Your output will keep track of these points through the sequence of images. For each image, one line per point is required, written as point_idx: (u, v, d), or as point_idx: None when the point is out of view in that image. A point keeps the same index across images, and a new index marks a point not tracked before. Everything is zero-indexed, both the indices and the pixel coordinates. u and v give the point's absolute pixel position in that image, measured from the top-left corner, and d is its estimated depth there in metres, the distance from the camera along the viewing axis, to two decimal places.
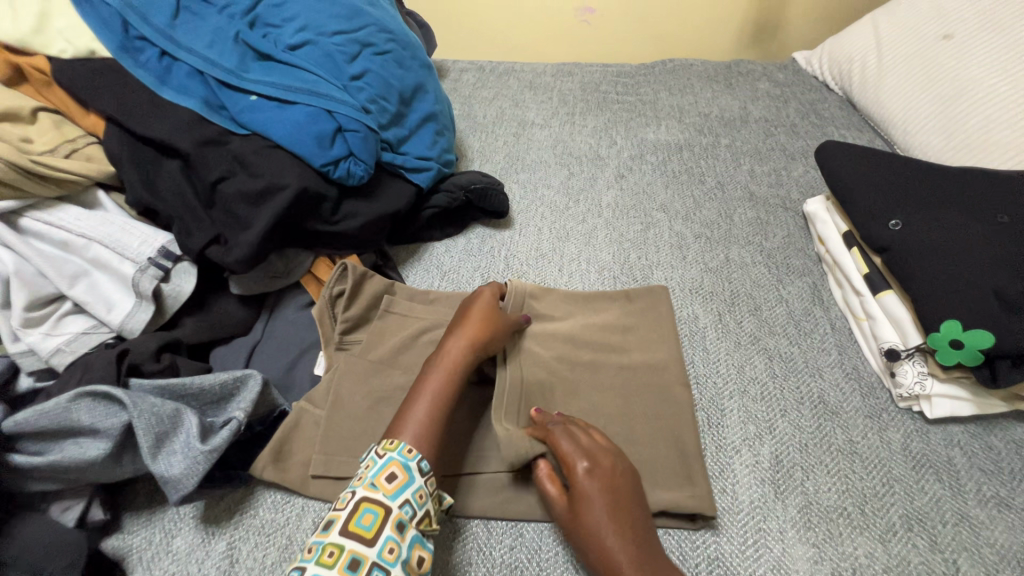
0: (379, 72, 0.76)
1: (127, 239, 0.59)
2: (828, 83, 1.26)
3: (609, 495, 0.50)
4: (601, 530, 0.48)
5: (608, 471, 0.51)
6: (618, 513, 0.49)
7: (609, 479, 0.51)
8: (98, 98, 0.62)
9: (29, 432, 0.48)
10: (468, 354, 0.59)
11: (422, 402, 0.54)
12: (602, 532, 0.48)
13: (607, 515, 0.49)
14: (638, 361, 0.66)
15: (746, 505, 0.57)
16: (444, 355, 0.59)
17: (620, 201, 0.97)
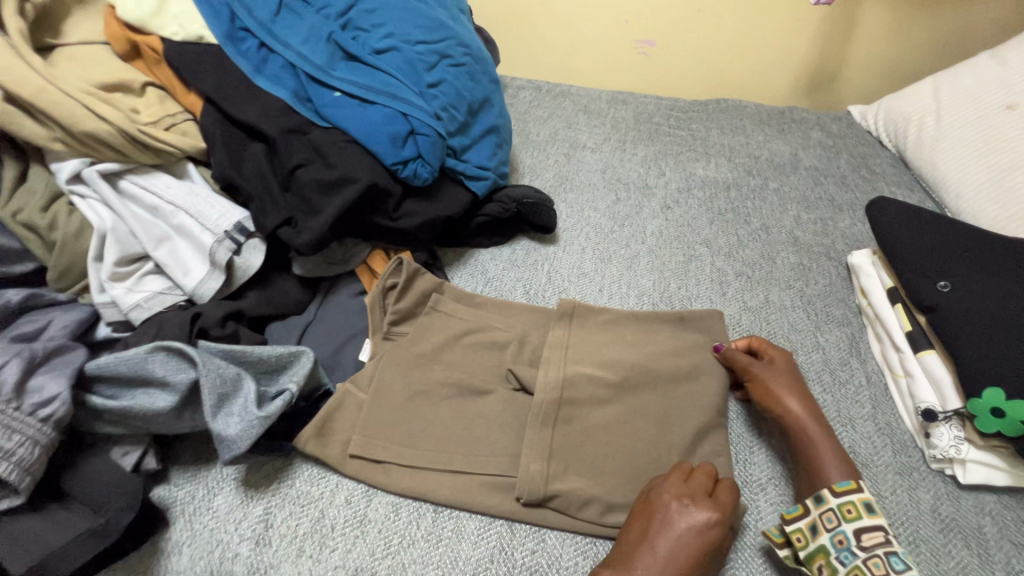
0: (453, 82, 0.80)
1: (208, 211, 0.63)
2: (881, 140, 1.26)
3: (788, 369, 0.68)
4: (787, 386, 0.65)
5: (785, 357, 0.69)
6: (803, 393, 0.65)
7: (788, 362, 0.69)
8: (201, 79, 0.67)
9: (106, 377, 0.51)
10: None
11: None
12: (800, 399, 0.64)
13: (791, 382, 0.66)
14: (685, 389, 0.66)
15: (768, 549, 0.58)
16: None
17: (665, 231, 0.99)
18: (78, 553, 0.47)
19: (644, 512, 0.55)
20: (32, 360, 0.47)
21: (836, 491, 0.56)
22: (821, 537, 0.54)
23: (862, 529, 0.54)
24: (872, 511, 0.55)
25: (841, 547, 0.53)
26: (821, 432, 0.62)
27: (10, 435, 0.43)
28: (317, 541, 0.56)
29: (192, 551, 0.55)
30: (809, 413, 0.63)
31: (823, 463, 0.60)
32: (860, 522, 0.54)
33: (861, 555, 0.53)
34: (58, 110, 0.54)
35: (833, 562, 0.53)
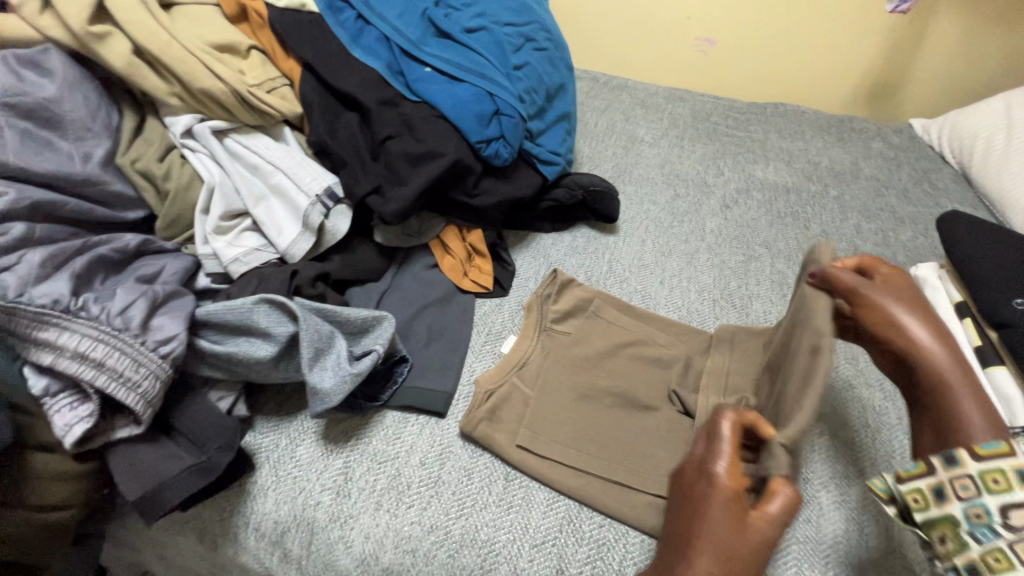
0: (536, 67, 0.81)
1: (302, 174, 0.65)
2: (944, 155, 1.24)
3: (908, 289, 0.54)
4: (899, 304, 0.52)
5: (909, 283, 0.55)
6: (936, 323, 0.51)
7: (908, 288, 0.54)
8: (302, 46, 0.69)
9: (213, 322, 0.54)
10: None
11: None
12: (887, 303, 0.51)
13: (902, 300, 0.52)
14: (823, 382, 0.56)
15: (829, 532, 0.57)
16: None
17: (725, 230, 1.00)
18: (184, 485, 0.49)
19: (688, 497, 0.45)
20: (154, 300, 0.50)
21: (976, 453, 0.43)
22: (950, 505, 0.43)
23: (1012, 505, 0.41)
24: (956, 461, 0.43)
25: (978, 522, 0.42)
26: (958, 369, 0.49)
27: (137, 368, 0.46)
28: (393, 497, 0.58)
29: (277, 495, 0.58)
30: (939, 344, 0.50)
31: (963, 413, 0.47)
32: (1011, 496, 0.41)
33: (1010, 538, 0.40)
34: (181, 66, 0.57)
35: (956, 533, 0.42)
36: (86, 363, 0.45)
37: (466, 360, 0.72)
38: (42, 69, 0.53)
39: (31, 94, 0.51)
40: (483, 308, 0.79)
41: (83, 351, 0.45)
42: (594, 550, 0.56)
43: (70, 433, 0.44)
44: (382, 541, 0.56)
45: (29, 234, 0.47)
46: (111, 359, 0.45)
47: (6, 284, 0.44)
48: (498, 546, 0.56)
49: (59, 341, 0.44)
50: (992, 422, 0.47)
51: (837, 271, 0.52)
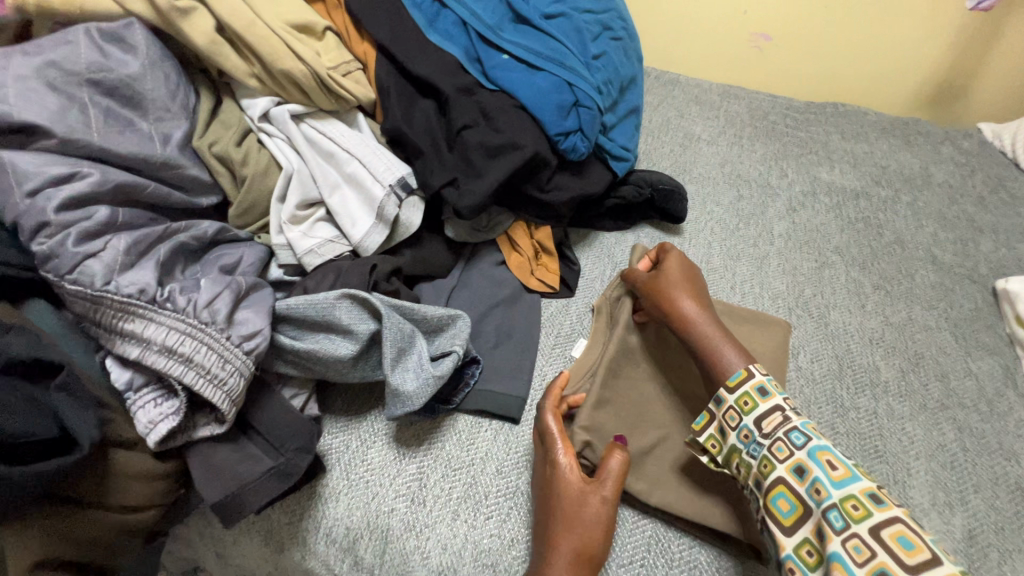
0: (614, 57, 0.77)
1: (377, 162, 0.61)
2: (1019, 162, 1.17)
3: (681, 270, 0.66)
4: (679, 287, 0.63)
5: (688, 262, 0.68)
6: (691, 285, 0.64)
7: (686, 264, 0.68)
8: (379, 28, 0.65)
9: (294, 317, 0.51)
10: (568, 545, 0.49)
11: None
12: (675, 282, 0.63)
13: (680, 278, 0.64)
14: None
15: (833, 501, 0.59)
16: (553, 545, 0.49)
17: (793, 235, 0.94)
18: (266, 490, 0.47)
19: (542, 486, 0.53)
20: (238, 292, 0.47)
21: (730, 386, 0.55)
22: (729, 437, 0.53)
23: (762, 417, 0.52)
24: (765, 395, 0.53)
25: (749, 441, 0.52)
26: (716, 326, 0.60)
27: (223, 365, 0.44)
28: (471, 507, 0.55)
29: (349, 500, 0.55)
30: (700, 312, 0.61)
31: (717, 349, 0.58)
32: (757, 411, 0.53)
33: (766, 443, 0.51)
34: (263, 45, 0.54)
35: (744, 457, 0.52)
36: (174, 358, 0.42)
37: (536, 363, 0.68)
38: (126, 45, 0.50)
39: (115, 71, 0.48)
40: (550, 309, 0.75)
41: (171, 345, 0.42)
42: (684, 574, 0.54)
43: (155, 431, 0.42)
44: (461, 554, 0.53)
45: (113, 219, 0.45)
46: (199, 354, 0.43)
47: (92, 272, 0.41)
48: None
49: (146, 334, 0.42)
50: (741, 352, 0.57)
51: (636, 271, 0.68)
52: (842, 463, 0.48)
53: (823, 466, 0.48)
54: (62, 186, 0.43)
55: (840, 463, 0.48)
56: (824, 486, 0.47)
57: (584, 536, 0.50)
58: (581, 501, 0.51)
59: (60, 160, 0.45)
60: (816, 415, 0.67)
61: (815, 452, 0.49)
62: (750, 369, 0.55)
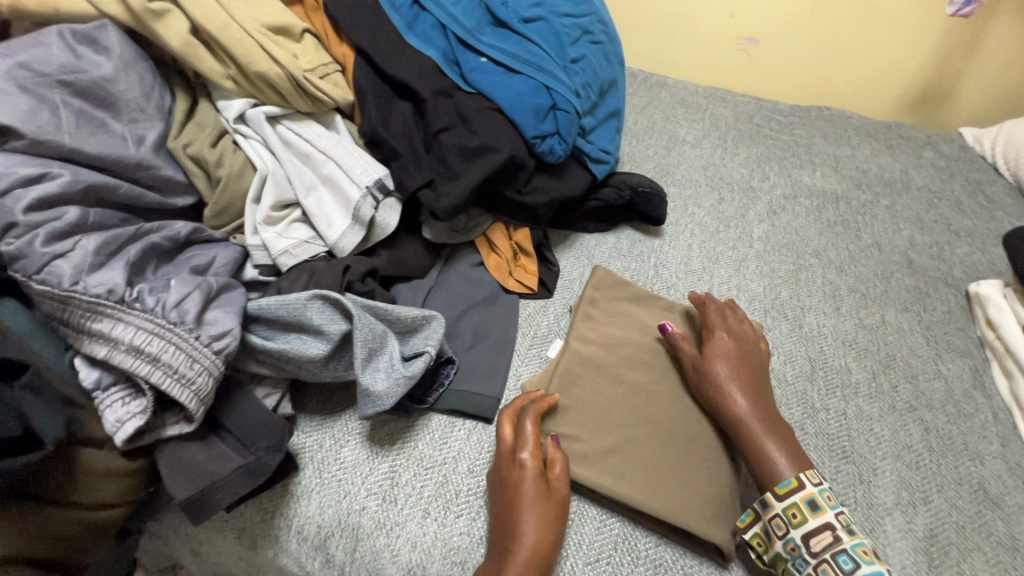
0: (593, 60, 0.78)
1: (353, 163, 0.62)
2: (998, 166, 1.18)
3: (737, 359, 0.65)
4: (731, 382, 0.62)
5: (745, 348, 0.66)
6: (747, 380, 0.63)
7: (743, 348, 0.66)
8: (357, 30, 0.66)
9: (265, 318, 0.52)
10: (536, 541, 0.50)
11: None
12: (726, 376, 0.63)
13: (733, 370, 0.63)
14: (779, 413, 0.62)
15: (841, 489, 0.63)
16: (521, 541, 0.50)
17: (773, 237, 0.95)
18: (234, 487, 0.47)
19: (503, 483, 0.54)
20: (208, 292, 0.48)
21: (778, 493, 0.54)
22: (774, 545, 0.53)
23: (811, 533, 0.52)
24: (816, 509, 0.53)
25: (794, 555, 0.52)
26: (769, 426, 0.59)
27: (191, 364, 0.44)
28: (441, 505, 0.56)
29: (321, 498, 0.56)
30: (755, 411, 0.60)
31: (765, 450, 0.57)
32: (807, 526, 0.52)
33: (813, 563, 0.51)
34: (238, 47, 0.55)
35: (789, 568, 0.52)
36: (141, 357, 0.43)
37: (512, 363, 0.69)
38: (100, 47, 0.51)
39: (87, 73, 0.49)
40: (528, 309, 0.76)
41: (139, 345, 0.43)
42: (651, 571, 0.55)
43: (122, 430, 0.43)
44: (430, 551, 0.53)
45: (83, 219, 0.45)
46: (167, 354, 0.43)
47: (60, 273, 0.42)
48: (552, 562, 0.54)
49: (114, 333, 0.42)
50: (795, 456, 0.57)
51: (680, 341, 0.67)
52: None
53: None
54: (32, 186, 0.44)
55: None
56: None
57: (549, 531, 0.51)
58: (535, 487, 0.53)
59: (30, 161, 0.45)
60: (786, 416, 0.68)
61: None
62: (802, 478, 0.54)
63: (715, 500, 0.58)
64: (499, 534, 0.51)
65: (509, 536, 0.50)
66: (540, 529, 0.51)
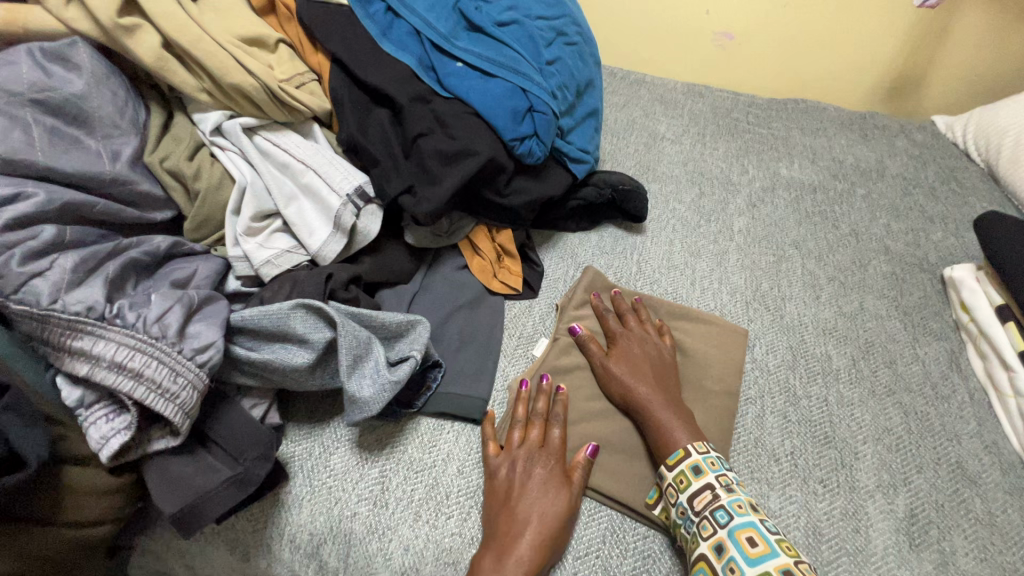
0: (568, 61, 0.78)
1: (332, 172, 0.62)
2: (969, 152, 1.20)
3: (637, 355, 0.66)
4: (639, 370, 0.65)
5: (644, 342, 0.68)
6: (654, 369, 0.65)
7: (641, 343, 0.68)
8: (331, 39, 0.66)
9: (249, 328, 0.52)
10: (542, 542, 0.52)
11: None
12: (624, 371, 0.64)
13: (633, 367, 0.65)
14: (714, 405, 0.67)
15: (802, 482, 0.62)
16: (527, 539, 0.51)
17: (753, 230, 0.97)
18: (224, 498, 0.48)
19: (508, 483, 0.55)
20: (190, 306, 0.48)
21: (669, 463, 0.58)
22: (670, 513, 0.56)
23: (694, 494, 0.55)
24: (699, 473, 0.56)
25: (682, 516, 0.54)
26: (670, 412, 0.61)
27: (175, 379, 0.44)
28: (433, 507, 0.56)
29: (312, 505, 0.56)
30: (656, 395, 0.62)
31: (669, 428, 0.60)
32: (690, 489, 0.55)
33: (694, 520, 0.53)
34: (211, 59, 0.55)
35: (681, 532, 0.54)
36: (124, 373, 0.43)
37: (499, 364, 0.70)
38: (71, 64, 0.50)
39: (59, 90, 0.48)
40: (513, 310, 0.77)
41: (120, 361, 0.43)
42: (640, 562, 0.55)
43: (107, 446, 0.43)
44: (424, 554, 0.54)
45: (60, 238, 0.45)
46: (150, 369, 0.43)
47: (38, 291, 0.42)
48: None
49: (95, 350, 0.42)
50: (690, 431, 0.59)
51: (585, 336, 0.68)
52: (761, 539, 0.51)
53: (742, 544, 0.51)
54: (6, 206, 0.43)
55: (760, 540, 0.51)
56: (740, 564, 0.50)
57: (556, 534, 0.53)
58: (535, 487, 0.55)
59: (4, 180, 0.45)
60: (769, 405, 0.69)
61: (735, 531, 0.52)
62: (688, 448, 0.58)
63: None
64: (502, 527, 0.52)
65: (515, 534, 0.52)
66: (548, 530, 0.52)
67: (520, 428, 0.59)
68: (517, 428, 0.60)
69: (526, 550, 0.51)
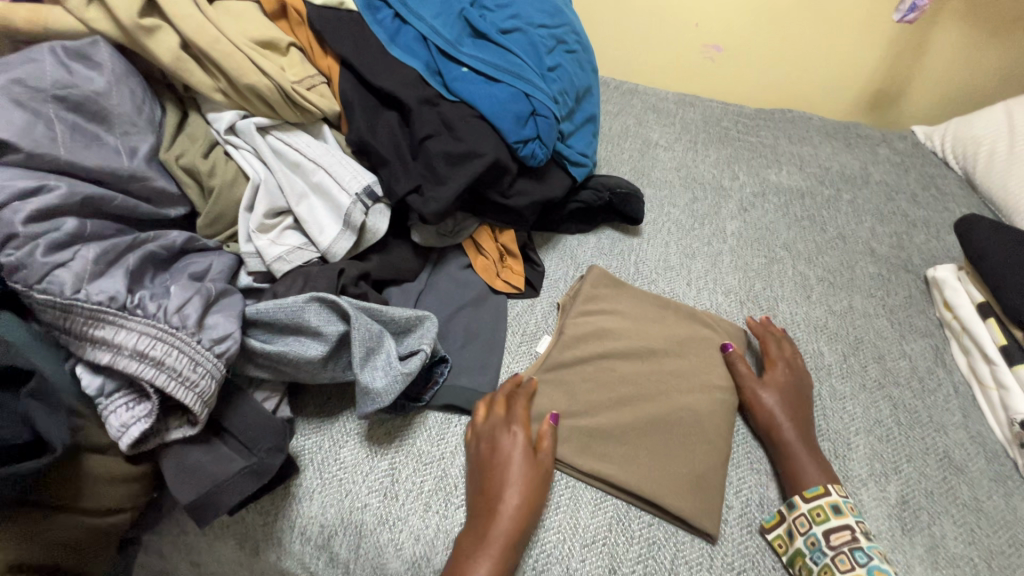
0: (568, 68, 0.81)
1: (342, 171, 0.63)
2: (947, 161, 1.25)
3: (787, 387, 0.69)
4: (788, 402, 0.67)
5: (791, 372, 0.71)
6: (797, 402, 0.68)
7: (794, 377, 0.71)
8: (341, 43, 0.68)
9: (263, 321, 0.53)
10: (523, 511, 0.54)
11: (490, 565, 0.50)
12: (777, 401, 0.67)
13: (784, 396, 0.68)
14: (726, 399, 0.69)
15: (863, 457, 0.67)
16: (506, 509, 0.53)
17: (745, 233, 1.00)
18: (239, 488, 0.48)
19: (490, 453, 0.57)
20: (208, 297, 0.49)
21: (805, 496, 0.59)
22: (796, 540, 0.57)
23: (832, 530, 0.57)
24: (839, 512, 0.58)
25: (813, 547, 0.56)
26: (811, 455, 0.63)
27: (195, 368, 0.45)
28: (442, 498, 0.57)
29: (322, 498, 0.57)
30: (797, 432, 0.64)
31: (804, 466, 0.62)
32: (828, 524, 0.57)
33: (830, 554, 0.55)
34: (227, 60, 0.56)
35: (806, 562, 0.56)
36: (146, 362, 0.44)
37: (504, 361, 0.71)
38: (90, 62, 0.52)
39: (80, 87, 0.50)
40: (516, 309, 0.78)
41: (143, 350, 0.43)
42: (645, 549, 0.57)
43: (128, 434, 0.43)
44: (432, 543, 0.55)
45: (82, 230, 0.46)
46: (171, 357, 0.44)
47: (62, 281, 0.43)
48: (549, 545, 0.56)
49: (117, 339, 0.43)
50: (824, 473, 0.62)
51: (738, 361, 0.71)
52: None
53: None
54: (29, 198, 0.44)
55: None
56: None
57: (533, 503, 0.55)
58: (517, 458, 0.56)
59: (26, 173, 0.46)
60: None
61: (875, 570, 0.54)
62: (826, 487, 0.60)
63: (700, 479, 0.61)
64: (481, 500, 0.54)
65: (495, 505, 0.54)
66: (524, 500, 0.54)
67: (484, 405, 0.61)
68: (484, 406, 0.62)
69: (509, 517, 0.53)
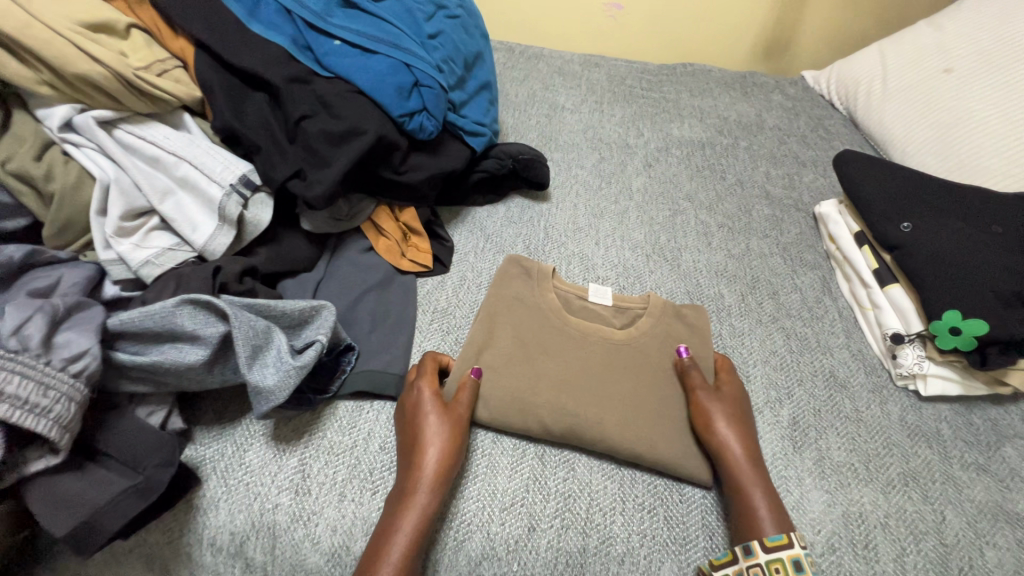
0: (450, 34, 0.79)
1: (211, 163, 0.59)
2: (833, 102, 1.33)
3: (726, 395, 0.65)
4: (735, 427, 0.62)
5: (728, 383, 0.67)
6: (741, 416, 0.64)
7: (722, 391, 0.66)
8: (191, 22, 0.63)
9: (131, 332, 0.50)
10: (445, 455, 0.56)
11: (414, 515, 0.52)
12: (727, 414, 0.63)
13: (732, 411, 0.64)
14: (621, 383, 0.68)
15: (761, 387, 0.72)
16: (427, 463, 0.55)
17: (649, 188, 1.02)
18: (123, 509, 0.45)
19: (407, 409, 0.60)
20: (54, 315, 0.45)
21: (766, 545, 0.53)
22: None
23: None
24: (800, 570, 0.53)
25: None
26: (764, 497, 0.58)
27: (44, 392, 0.41)
28: (357, 486, 0.56)
29: (229, 506, 0.54)
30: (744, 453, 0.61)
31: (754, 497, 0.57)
32: None
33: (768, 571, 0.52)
34: (47, 48, 0.51)
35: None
36: None
37: (415, 340, 0.70)
38: None
39: None
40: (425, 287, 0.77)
41: None
42: (562, 502, 0.58)
43: None
44: (352, 531, 0.54)
45: None
46: (11, 385, 0.40)
47: None
48: (469, 515, 0.56)
49: None
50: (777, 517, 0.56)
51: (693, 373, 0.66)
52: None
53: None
54: None
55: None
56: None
57: (452, 451, 0.57)
58: (429, 411, 0.58)
59: None
60: None
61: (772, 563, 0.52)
62: (789, 538, 0.54)
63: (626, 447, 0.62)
64: (406, 457, 0.56)
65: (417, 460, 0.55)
66: (441, 454, 0.55)
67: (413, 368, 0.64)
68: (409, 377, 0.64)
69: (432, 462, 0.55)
